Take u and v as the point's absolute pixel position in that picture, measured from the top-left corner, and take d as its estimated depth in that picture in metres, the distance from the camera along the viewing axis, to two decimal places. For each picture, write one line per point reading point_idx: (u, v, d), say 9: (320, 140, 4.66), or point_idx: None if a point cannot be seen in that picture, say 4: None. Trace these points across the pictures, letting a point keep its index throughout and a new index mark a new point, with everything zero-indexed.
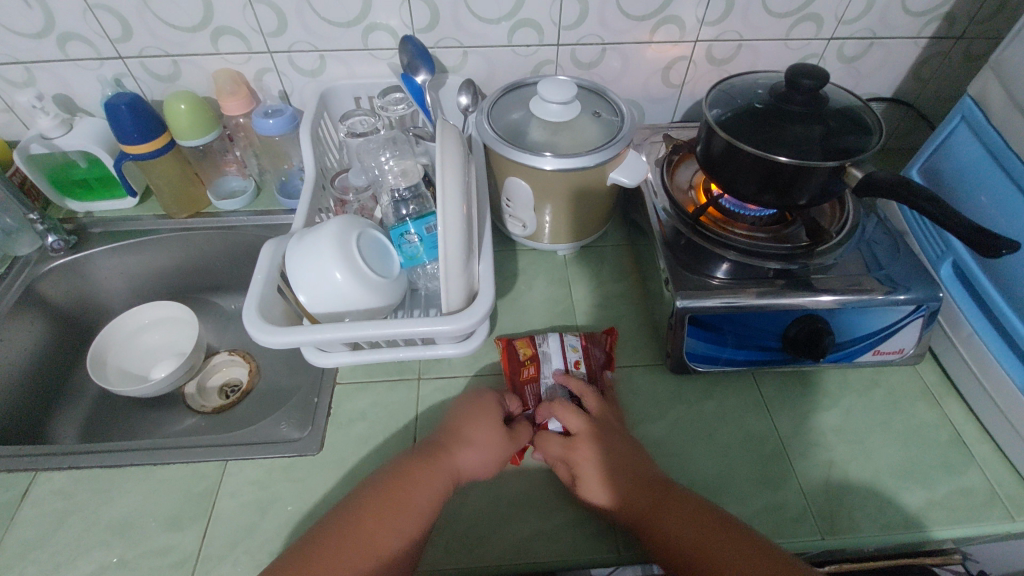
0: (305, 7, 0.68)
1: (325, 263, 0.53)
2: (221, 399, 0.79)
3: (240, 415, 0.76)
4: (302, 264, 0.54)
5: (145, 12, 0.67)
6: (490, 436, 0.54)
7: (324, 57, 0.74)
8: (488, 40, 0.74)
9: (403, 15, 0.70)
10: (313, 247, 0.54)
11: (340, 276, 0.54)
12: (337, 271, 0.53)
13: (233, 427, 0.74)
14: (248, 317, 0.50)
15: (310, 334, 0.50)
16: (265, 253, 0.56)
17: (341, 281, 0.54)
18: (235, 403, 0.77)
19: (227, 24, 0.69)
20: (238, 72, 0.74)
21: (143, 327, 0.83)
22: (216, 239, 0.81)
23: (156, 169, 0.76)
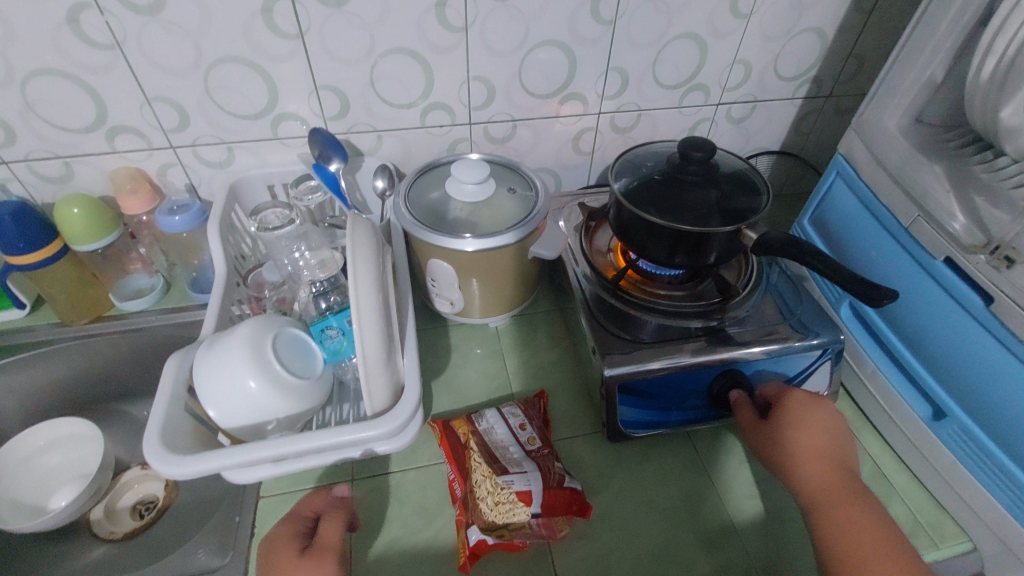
0: (208, 102, 0.67)
1: (237, 372, 0.50)
2: (134, 521, 0.71)
3: (157, 537, 0.69)
4: (211, 376, 0.51)
5: (30, 116, 0.63)
6: (299, 562, 0.45)
7: (231, 149, 0.72)
8: (401, 123, 0.75)
9: (312, 104, 0.70)
10: (223, 357, 0.51)
11: (255, 384, 0.51)
12: (253, 380, 0.51)
13: (149, 553, 0.67)
14: (149, 445, 0.46)
15: (222, 456, 0.47)
16: (169, 367, 0.52)
17: (257, 389, 0.51)
18: (150, 525, 0.70)
19: (124, 123, 0.67)
20: (138, 169, 0.71)
21: (39, 450, 0.75)
22: (122, 342, 0.75)
23: (48, 276, 0.70)
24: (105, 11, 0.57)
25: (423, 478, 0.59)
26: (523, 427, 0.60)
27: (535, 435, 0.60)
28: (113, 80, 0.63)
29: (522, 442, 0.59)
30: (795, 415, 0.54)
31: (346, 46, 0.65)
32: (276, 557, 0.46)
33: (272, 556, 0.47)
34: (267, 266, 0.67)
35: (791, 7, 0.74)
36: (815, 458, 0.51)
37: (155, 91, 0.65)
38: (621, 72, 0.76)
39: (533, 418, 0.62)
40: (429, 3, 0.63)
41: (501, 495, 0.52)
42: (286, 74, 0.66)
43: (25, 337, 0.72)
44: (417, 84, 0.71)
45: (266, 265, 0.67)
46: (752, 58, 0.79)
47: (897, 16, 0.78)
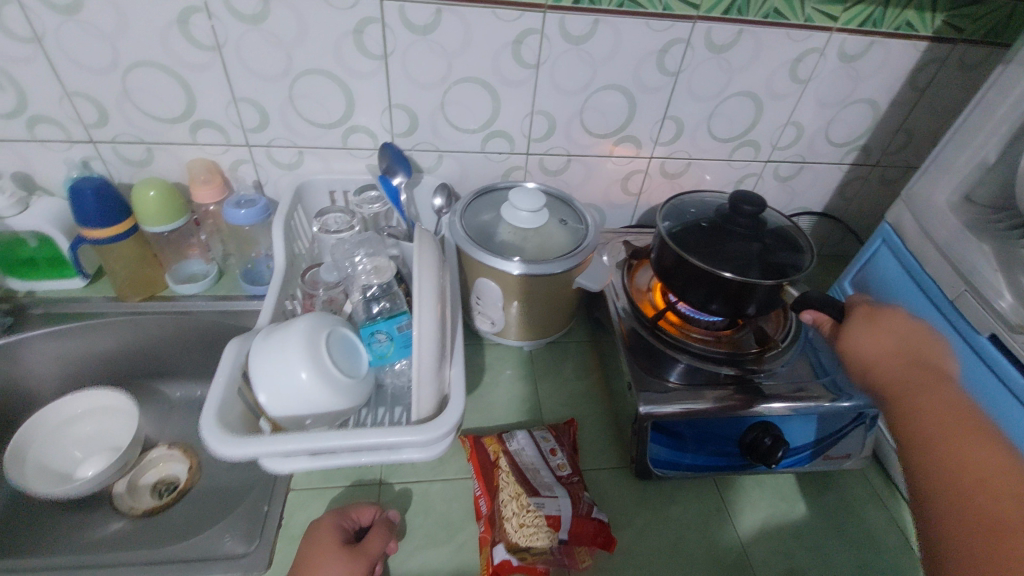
0: (289, 108, 0.71)
1: (290, 362, 0.52)
2: (154, 499, 0.72)
3: (173, 519, 0.69)
4: (265, 362, 0.53)
5: (126, 102, 0.68)
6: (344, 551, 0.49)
7: (302, 152, 0.76)
8: (462, 147, 0.78)
9: (384, 120, 0.74)
10: (279, 347, 0.53)
11: (306, 376, 0.52)
12: (304, 371, 0.52)
13: (166, 533, 0.68)
14: (204, 422, 0.48)
15: (266, 442, 0.48)
16: (228, 349, 0.55)
17: (307, 381, 0.52)
18: (168, 505, 0.71)
19: (208, 118, 0.71)
20: (213, 161, 0.75)
21: (72, 418, 0.76)
22: (168, 324, 0.78)
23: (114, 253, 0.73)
24: (213, 16, 0.62)
25: (449, 491, 0.59)
26: (554, 452, 0.61)
27: (565, 463, 0.60)
28: (207, 78, 0.67)
29: (551, 467, 0.59)
30: (854, 358, 0.55)
31: (424, 71, 0.69)
32: (317, 543, 0.51)
33: (331, 514, 0.54)
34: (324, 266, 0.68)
35: (849, 79, 0.77)
36: (920, 397, 0.48)
37: (243, 92, 0.69)
38: (677, 121, 0.79)
39: (564, 445, 0.63)
40: (507, 39, 0.67)
41: (527, 517, 0.52)
42: (365, 90, 0.70)
43: (78, 305, 0.75)
44: (484, 110, 0.75)
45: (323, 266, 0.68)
46: (803, 123, 0.82)
47: (951, 98, 0.80)
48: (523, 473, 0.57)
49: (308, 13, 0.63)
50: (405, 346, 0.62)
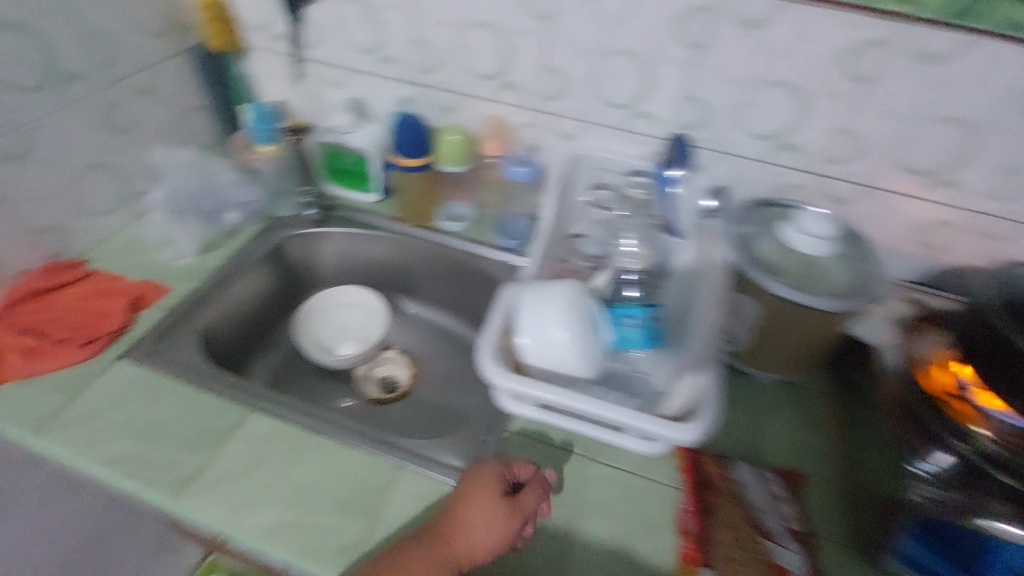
0: (590, 83, 0.73)
1: (556, 320, 0.56)
2: (380, 391, 0.85)
3: (393, 414, 0.81)
4: (533, 311, 0.57)
5: (458, 57, 0.77)
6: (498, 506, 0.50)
7: (584, 127, 0.78)
8: (745, 154, 0.73)
9: (675, 111, 0.72)
10: (549, 302, 0.57)
11: (561, 334, 0.55)
12: (559, 330, 0.56)
13: (384, 423, 0.80)
14: (483, 349, 0.55)
15: (528, 386, 0.53)
16: (503, 294, 0.61)
17: (561, 339, 0.55)
18: (392, 400, 0.83)
19: (516, 81, 0.77)
20: (504, 119, 0.81)
21: (331, 308, 0.91)
22: (425, 251, 0.89)
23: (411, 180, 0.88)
24: None
25: (652, 492, 0.58)
26: (777, 494, 0.57)
27: (789, 510, 0.56)
28: (530, 45, 0.72)
29: (774, 509, 0.55)
30: None
31: (739, 68, 0.66)
32: (478, 484, 0.52)
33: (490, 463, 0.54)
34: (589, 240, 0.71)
35: None
36: None
37: (552, 61, 0.73)
38: None
39: (788, 491, 0.58)
40: (841, 47, 0.61)
41: (736, 552, 0.50)
42: (670, 77, 0.70)
43: (365, 215, 0.89)
44: (785, 119, 0.68)
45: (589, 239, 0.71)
46: None
47: None
48: (741, 505, 0.55)
49: None
50: (650, 338, 0.60)
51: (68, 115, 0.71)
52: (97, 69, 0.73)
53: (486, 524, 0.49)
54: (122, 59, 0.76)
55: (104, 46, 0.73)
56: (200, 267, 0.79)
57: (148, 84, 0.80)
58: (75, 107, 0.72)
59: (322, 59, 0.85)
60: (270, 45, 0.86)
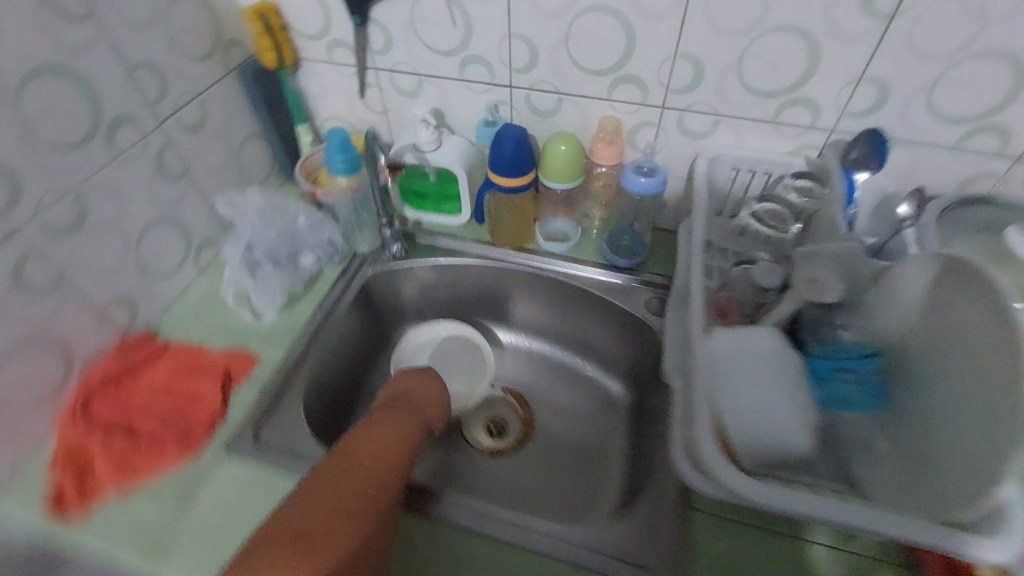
0: (733, 70, 0.59)
1: (761, 389, 0.48)
2: (489, 437, 0.77)
3: (515, 470, 0.73)
4: (733, 385, 0.49)
5: (561, 51, 0.63)
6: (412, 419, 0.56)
7: (719, 122, 0.65)
8: (929, 139, 0.59)
9: (844, 94, 0.58)
10: (742, 365, 0.50)
11: (767, 402, 0.47)
12: (763, 397, 0.48)
13: (506, 479, 0.71)
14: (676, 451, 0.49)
15: (762, 490, 0.42)
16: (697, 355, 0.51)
17: (768, 409, 0.47)
18: (508, 452, 0.75)
19: (635, 74, 0.63)
20: (620, 120, 0.68)
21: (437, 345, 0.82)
22: (524, 277, 0.78)
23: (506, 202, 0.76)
24: None
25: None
26: None
27: None
28: (657, 29, 0.58)
29: None
30: None
31: (944, 37, 0.51)
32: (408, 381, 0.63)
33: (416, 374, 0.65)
34: (763, 267, 0.57)
35: None
36: None
37: (688, 47, 0.59)
38: None
39: None
40: None
41: None
42: (841, 55, 0.55)
43: (452, 241, 0.80)
44: (994, 96, 0.54)
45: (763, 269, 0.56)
46: None
47: None
48: None
49: None
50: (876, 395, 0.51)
51: (119, 170, 0.61)
52: (142, 110, 0.62)
53: (393, 420, 0.55)
54: (167, 94, 0.65)
55: (146, 83, 0.62)
56: (286, 324, 0.70)
57: (198, 117, 0.70)
58: (125, 159, 0.62)
59: (390, 65, 0.72)
60: (328, 55, 0.73)
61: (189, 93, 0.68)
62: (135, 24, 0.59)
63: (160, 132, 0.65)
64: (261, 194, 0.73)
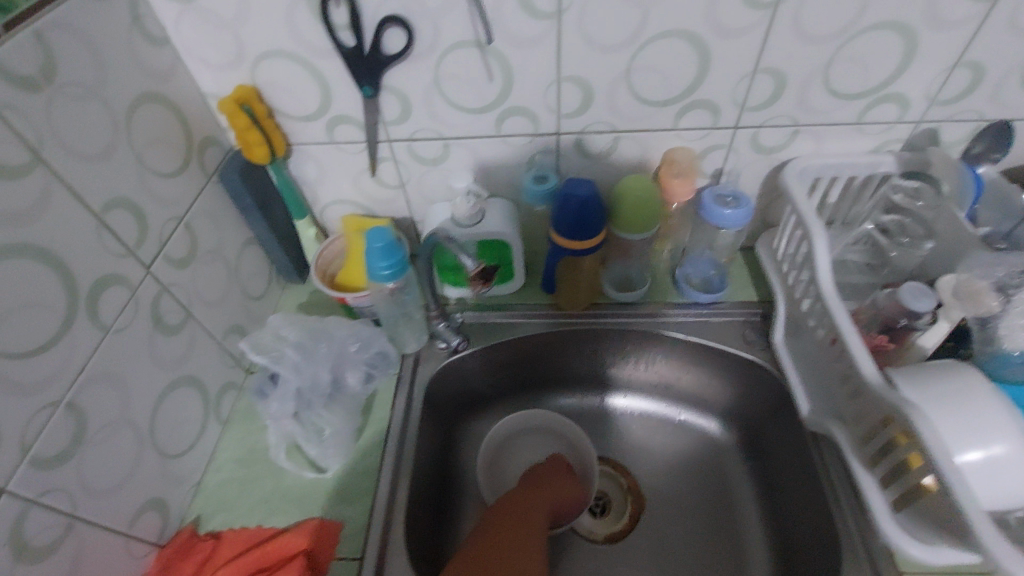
0: (818, 77, 0.54)
1: (999, 429, 0.41)
2: (597, 517, 0.67)
3: (640, 552, 0.64)
4: (965, 422, 0.42)
5: (621, 86, 0.55)
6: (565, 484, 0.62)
7: (797, 132, 0.59)
8: (1021, 113, 0.56)
9: (937, 83, 0.54)
10: (975, 403, 0.42)
11: (1005, 449, 0.41)
12: (999, 443, 0.41)
13: (639, 566, 0.63)
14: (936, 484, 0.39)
15: None
16: (904, 388, 0.45)
17: (1010, 456, 0.41)
18: (626, 531, 0.66)
19: (706, 98, 0.56)
20: (689, 149, 0.61)
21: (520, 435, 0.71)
22: (598, 336, 0.70)
23: (581, 272, 0.65)
24: None
25: None
26: None
27: None
28: (735, 48, 0.51)
29: None
30: None
31: None
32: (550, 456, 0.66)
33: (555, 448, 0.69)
34: (909, 287, 0.50)
35: None
36: None
37: (768, 60, 0.52)
38: None
39: None
40: None
41: None
42: (938, 44, 0.51)
43: (510, 314, 0.70)
44: None
45: (913, 292, 0.50)
46: None
47: None
48: None
49: None
50: None
51: (114, 348, 0.47)
52: (125, 262, 0.49)
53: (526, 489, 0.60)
54: (148, 233, 0.51)
55: (123, 225, 0.48)
56: (358, 467, 0.59)
57: (187, 246, 0.56)
58: (119, 331, 0.48)
59: (409, 135, 0.61)
60: (330, 134, 0.61)
61: (172, 219, 0.54)
62: (96, 156, 0.45)
63: (151, 280, 0.52)
64: (292, 326, 0.63)
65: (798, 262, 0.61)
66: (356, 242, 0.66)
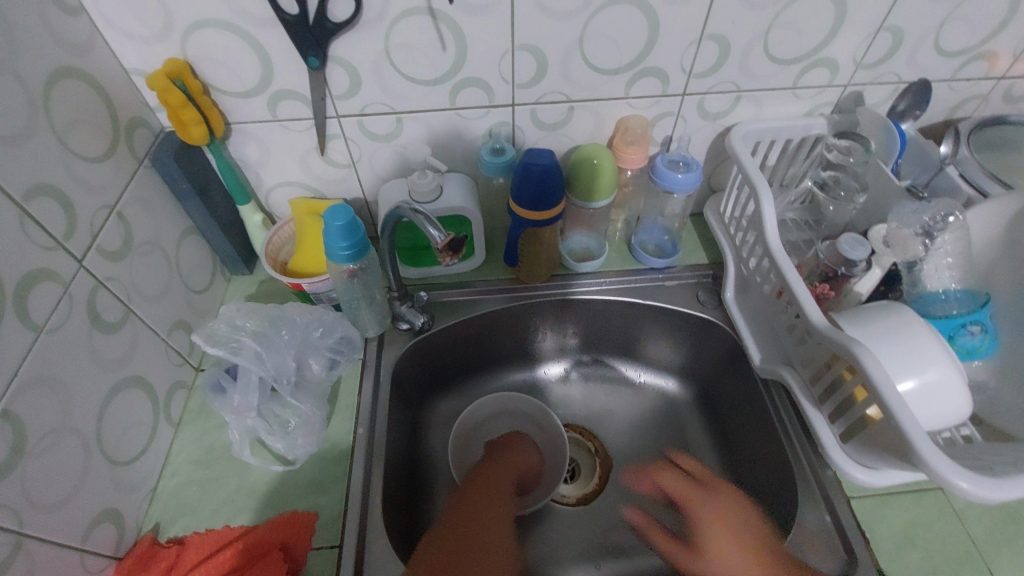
0: (758, 43, 0.56)
1: (930, 358, 0.46)
2: (571, 482, 0.69)
3: (616, 509, 0.66)
4: (903, 355, 0.46)
5: (574, 54, 0.56)
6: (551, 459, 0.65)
7: (740, 98, 0.62)
8: (930, 76, 0.62)
9: (862, 48, 0.58)
10: (910, 337, 0.47)
11: (935, 375, 0.46)
12: (930, 370, 0.46)
13: (615, 523, 0.65)
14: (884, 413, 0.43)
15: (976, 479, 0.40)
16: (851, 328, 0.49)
17: (939, 381, 0.46)
18: (598, 491, 0.68)
19: (656, 65, 0.58)
20: (639, 118, 0.63)
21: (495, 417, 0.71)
22: (558, 307, 0.71)
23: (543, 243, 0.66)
24: None
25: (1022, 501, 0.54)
26: None
27: None
28: (683, 15, 0.53)
29: None
30: None
31: None
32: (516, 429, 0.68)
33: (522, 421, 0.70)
34: (846, 238, 0.54)
35: None
36: None
37: (715, 26, 0.54)
38: None
39: None
40: None
41: None
42: (863, 11, 0.54)
43: (471, 291, 0.69)
44: (989, 26, 0.57)
45: (849, 241, 0.54)
46: None
47: None
48: None
49: None
50: (993, 340, 0.53)
51: (49, 351, 0.43)
52: (55, 255, 0.44)
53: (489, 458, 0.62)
54: (78, 222, 0.47)
55: (49, 215, 0.44)
56: (329, 455, 0.57)
57: (122, 237, 0.52)
58: (54, 331, 0.43)
59: (358, 110, 0.58)
60: (274, 112, 0.58)
61: (103, 208, 0.49)
62: (11, 137, 0.40)
63: (85, 275, 0.47)
64: (245, 316, 0.60)
65: (745, 222, 0.64)
66: (310, 225, 0.63)
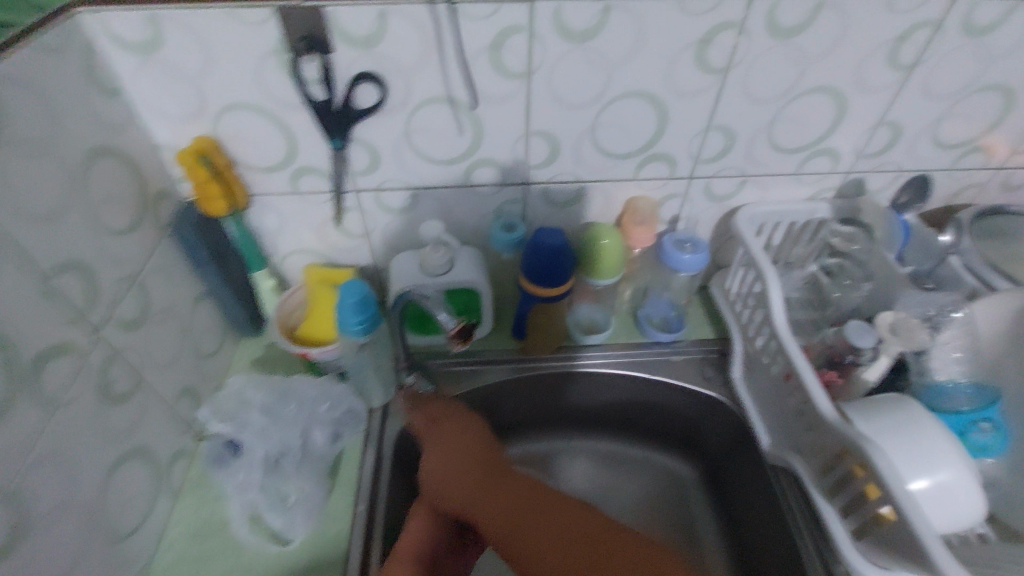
0: (763, 134, 0.59)
1: (941, 459, 0.46)
2: None
3: None
4: (914, 454, 0.46)
5: (586, 140, 0.58)
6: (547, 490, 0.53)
7: (745, 182, 0.64)
8: (928, 166, 0.64)
9: (863, 140, 0.60)
10: (919, 435, 0.46)
11: (947, 476, 0.45)
12: (942, 471, 0.45)
13: None
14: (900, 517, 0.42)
15: None
16: (860, 422, 0.48)
17: (952, 483, 0.45)
18: None
19: (664, 151, 0.60)
20: (647, 198, 0.64)
21: None
22: (564, 379, 0.71)
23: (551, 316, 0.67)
24: (746, 33, 0.50)
25: None
26: None
27: None
28: (691, 107, 0.56)
29: None
30: None
31: (949, 81, 0.55)
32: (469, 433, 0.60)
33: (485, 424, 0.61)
34: (853, 326, 0.55)
35: None
36: None
37: (722, 118, 0.57)
38: None
39: None
40: None
41: None
42: (863, 107, 0.57)
43: (477, 361, 0.69)
44: (984, 123, 0.59)
45: (856, 328, 0.55)
46: None
47: None
48: None
49: (857, 20, 0.50)
50: (1004, 437, 0.53)
51: (59, 427, 0.43)
52: (75, 328, 0.45)
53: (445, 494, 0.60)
54: (99, 295, 0.47)
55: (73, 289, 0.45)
56: (329, 532, 0.55)
57: (139, 307, 0.52)
58: (66, 406, 0.43)
59: (376, 185, 0.60)
60: (294, 185, 0.60)
61: (124, 279, 0.50)
62: (45, 216, 0.42)
63: (100, 346, 0.47)
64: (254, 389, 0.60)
65: (751, 302, 0.65)
66: (323, 292, 0.64)
